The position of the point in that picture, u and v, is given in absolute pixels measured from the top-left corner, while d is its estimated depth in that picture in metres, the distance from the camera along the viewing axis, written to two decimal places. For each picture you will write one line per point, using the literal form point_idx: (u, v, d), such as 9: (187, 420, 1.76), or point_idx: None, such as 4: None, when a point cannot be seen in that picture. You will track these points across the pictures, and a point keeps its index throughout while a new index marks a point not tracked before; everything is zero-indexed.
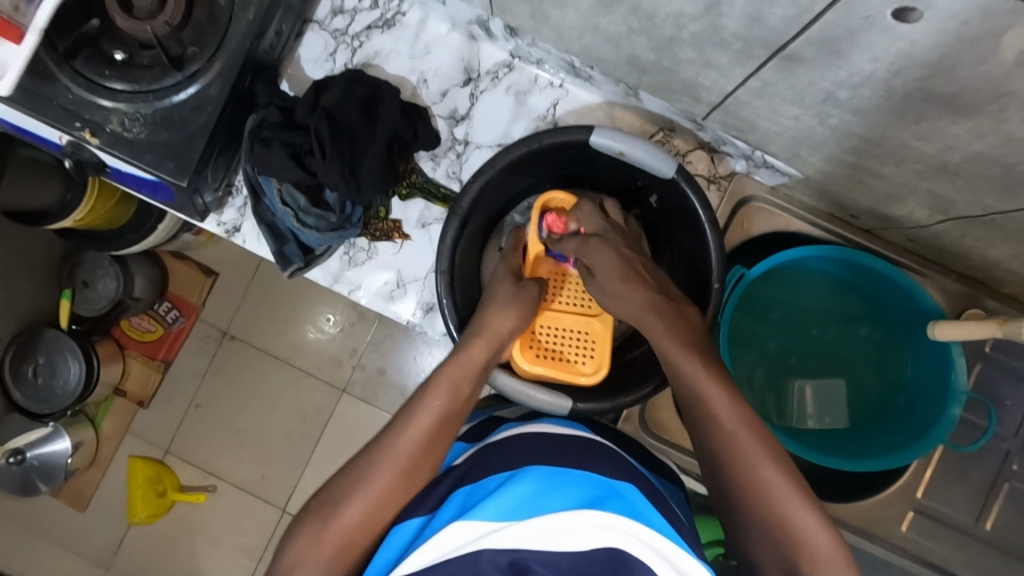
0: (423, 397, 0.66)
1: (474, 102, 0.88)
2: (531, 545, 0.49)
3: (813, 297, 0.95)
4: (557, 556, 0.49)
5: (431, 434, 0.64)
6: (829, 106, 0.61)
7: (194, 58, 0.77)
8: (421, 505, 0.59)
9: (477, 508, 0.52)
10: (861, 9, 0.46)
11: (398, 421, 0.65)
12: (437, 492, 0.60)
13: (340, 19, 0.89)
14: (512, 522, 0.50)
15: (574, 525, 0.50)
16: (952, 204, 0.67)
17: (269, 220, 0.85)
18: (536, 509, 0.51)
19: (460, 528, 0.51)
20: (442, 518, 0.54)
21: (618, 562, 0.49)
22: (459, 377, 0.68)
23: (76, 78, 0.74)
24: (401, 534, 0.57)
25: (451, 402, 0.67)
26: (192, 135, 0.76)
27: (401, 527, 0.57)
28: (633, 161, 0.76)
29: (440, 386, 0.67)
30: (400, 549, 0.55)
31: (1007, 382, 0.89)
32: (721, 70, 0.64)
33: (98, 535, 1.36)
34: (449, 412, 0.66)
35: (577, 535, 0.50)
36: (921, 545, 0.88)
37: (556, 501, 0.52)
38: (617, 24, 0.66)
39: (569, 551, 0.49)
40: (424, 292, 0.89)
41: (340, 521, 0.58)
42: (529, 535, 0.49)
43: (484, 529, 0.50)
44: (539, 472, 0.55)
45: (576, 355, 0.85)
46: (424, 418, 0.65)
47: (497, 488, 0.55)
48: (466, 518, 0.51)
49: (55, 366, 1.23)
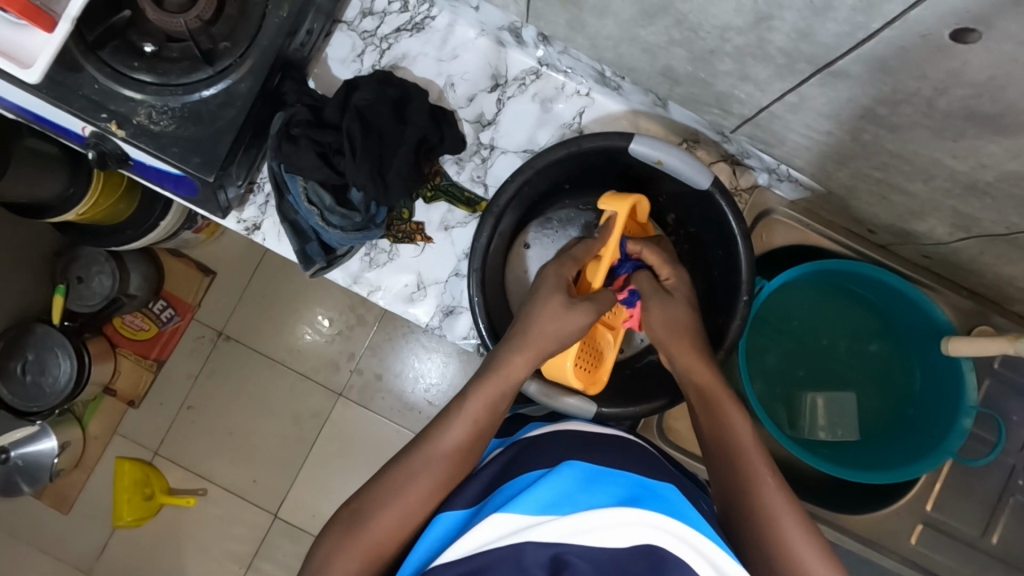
0: (457, 411, 0.66)
1: (500, 107, 0.89)
2: (571, 539, 0.49)
3: (827, 311, 0.96)
4: (598, 550, 0.49)
5: (466, 450, 0.64)
6: (865, 122, 0.62)
7: (225, 53, 0.76)
8: (462, 498, 0.59)
9: (515, 500, 0.52)
10: (918, 27, 0.47)
11: (435, 431, 0.65)
12: (475, 486, 0.60)
13: (369, 21, 0.89)
14: (550, 517, 0.50)
15: (612, 522, 0.50)
16: (977, 221, 0.68)
17: (292, 218, 0.84)
18: (572, 505, 0.51)
19: (499, 522, 0.50)
20: (481, 512, 0.55)
21: (654, 558, 0.49)
22: (497, 390, 0.67)
23: (104, 68, 0.73)
24: (441, 525, 0.57)
25: (484, 410, 0.66)
26: (222, 130, 0.75)
27: (442, 516, 0.57)
28: (670, 169, 0.76)
29: (476, 402, 0.66)
30: (440, 540, 0.55)
31: (1014, 398, 0.91)
32: (759, 84, 0.66)
33: (82, 540, 1.33)
34: (483, 426, 0.66)
35: (618, 532, 0.50)
36: (930, 557, 0.89)
37: (592, 496, 0.52)
38: (658, 35, 0.67)
39: (611, 547, 0.49)
40: (445, 296, 0.89)
41: (378, 523, 0.58)
42: (568, 529, 0.49)
43: (523, 523, 0.50)
44: (576, 466, 0.55)
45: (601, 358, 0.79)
46: (462, 430, 0.65)
47: (533, 481, 0.55)
48: (503, 510, 0.51)
49: (46, 363, 1.20)
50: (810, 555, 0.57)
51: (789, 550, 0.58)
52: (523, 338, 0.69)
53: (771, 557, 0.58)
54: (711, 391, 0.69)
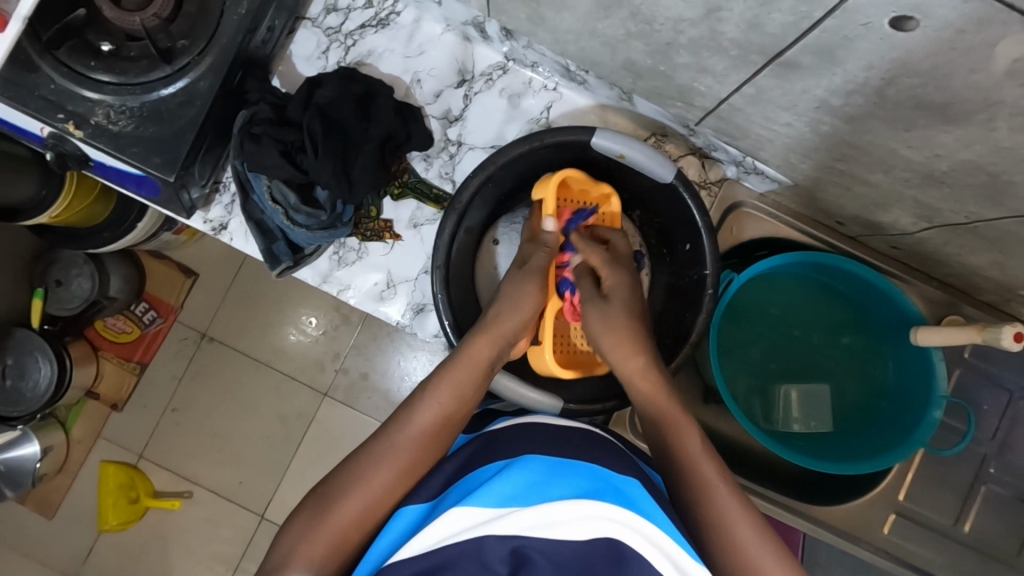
0: (423, 399, 0.66)
1: (467, 103, 0.88)
2: (532, 533, 0.49)
3: (800, 304, 0.96)
4: (558, 545, 0.48)
5: (432, 438, 0.64)
6: (821, 113, 0.62)
7: (184, 51, 0.75)
8: (424, 490, 0.59)
9: (475, 494, 0.52)
10: (859, 16, 0.47)
11: (399, 421, 0.65)
12: (437, 478, 0.59)
13: (333, 17, 0.88)
14: (510, 510, 0.50)
15: (571, 516, 0.50)
16: (938, 211, 0.68)
17: (258, 218, 0.84)
18: (534, 500, 0.51)
19: (458, 517, 0.50)
20: (443, 505, 0.54)
21: (614, 552, 0.49)
22: (462, 376, 0.68)
23: (60, 68, 0.72)
24: (403, 518, 0.56)
25: (450, 403, 0.66)
26: (181, 129, 0.74)
27: (405, 509, 0.57)
28: (634, 164, 0.76)
29: (440, 391, 0.66)
30: (401, 534, 0.55)
31: (985, 387, 0.91)
32: (717, 76, 0.65)
33: (65, 545, 1.32)
34: (449, 417, 0.66)
35: (577, 526, 0.49)
36: (903, 547, 0.89)
37: (554, 489, 0.52)
38: (615, 28, 0.67)
39: (570, 540, 0.49)
40: (415, 293, 0.89)
41: (340, 517, 0.57)
42: (529, 523, 0.49)
43: (484, 517, 0.50)
44: (537, 460, 0.55)
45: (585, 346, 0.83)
46: (426, 416, 0.65)
47: (494, 475, 0.54)
48: (464, 505, 0.51)
49: (25, 368, 1.18)
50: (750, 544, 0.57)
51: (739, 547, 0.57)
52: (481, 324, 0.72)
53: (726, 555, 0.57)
54: (666, 415, 0.66)
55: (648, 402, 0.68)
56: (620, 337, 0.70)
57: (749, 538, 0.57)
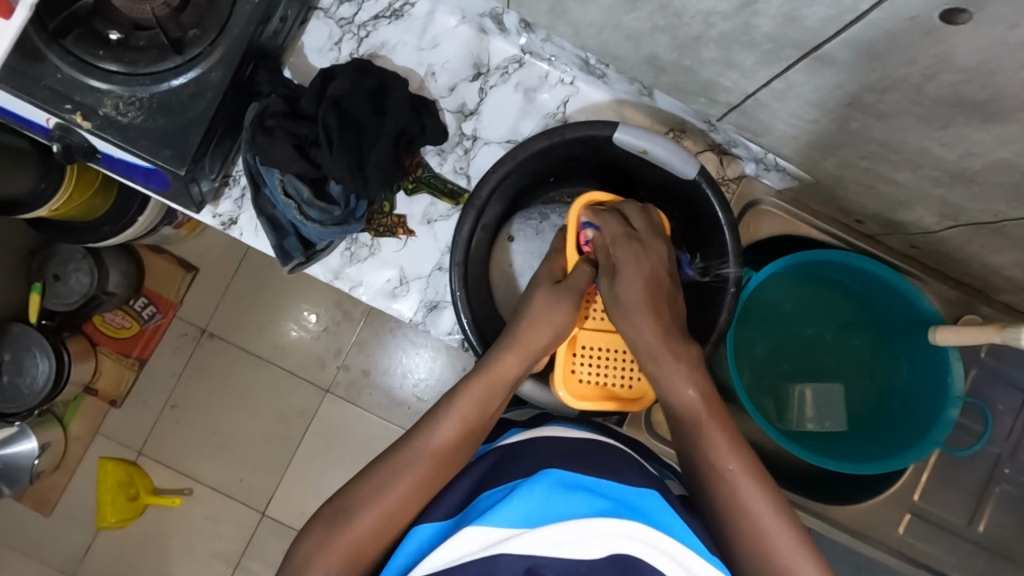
0: (446, 410, 0.64)
1: (483, 97, 0.86)
2: (546, 552, 0.47)
3: (813, 301, 0.95)
4: (574, 564, 0.47)
5: (452, 450, 0.62)
6: (851, 110, 0.61)
7: (195, 41, 0.73)
8: (439, 508, 0.57)
9: (489, 513, 0.50)
10: (906, 9, 0.46)
11: (421, 430, 0.63)
12: (455, 497, 0.57)
13: (346, 8, 0.86)
14: (526, 530, 0.48)
15: (588, 534, 0.48)
16: (963, 211, 0.68)
17: (269, 212, 0.82)
18: (549, 516, 0.49)
19: (471, 537, 0.48)
20: (462, 521, 0.53)
21: (631, 568, 0.48)
22: (488, 391, 0.66)
23: (66, 57, 0.70)
24: (418, 536, 0.54)
25: (475, 417, 0.65)
26: (192, 121, 0.72)
27: (421, 526, 0.55)
28: (656, 160, 0.75)
29: (463, 401, 0.65)
30: (415, 550, 0.53)
31: (1001, 388, 0.91)
32: (745, 71, 0.64)
33: (64, 543, 1.30)
34: (472, 426, 0.64)
35: (595, 544, 0.48)
36: (917, 548, 0.89)
37: (567, 504, 0.50)
38: (641, 21, 0.66)
39: (587, 559, 0.47)
40: (429, 291, 0.87)
41: (356, 531, 0.56)
42: (545, 542, 0.47)
43: (498, 536, 0.48)
44: (550, 474, 0.53)
45: (617, 379, 0.75)
46: (448, 431, 0.63)
47: (508, 491, 0.53)
48: (477, 524, 0.49)
49: (23, 364, 1.16)
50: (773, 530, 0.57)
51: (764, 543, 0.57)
52: (513, 338, 0.68)
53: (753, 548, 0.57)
54: (690, 406, 0.63)
55: (675, 388, 0.64)
56: (637, 293, 0.67)
57: (773, 527, 0.57)
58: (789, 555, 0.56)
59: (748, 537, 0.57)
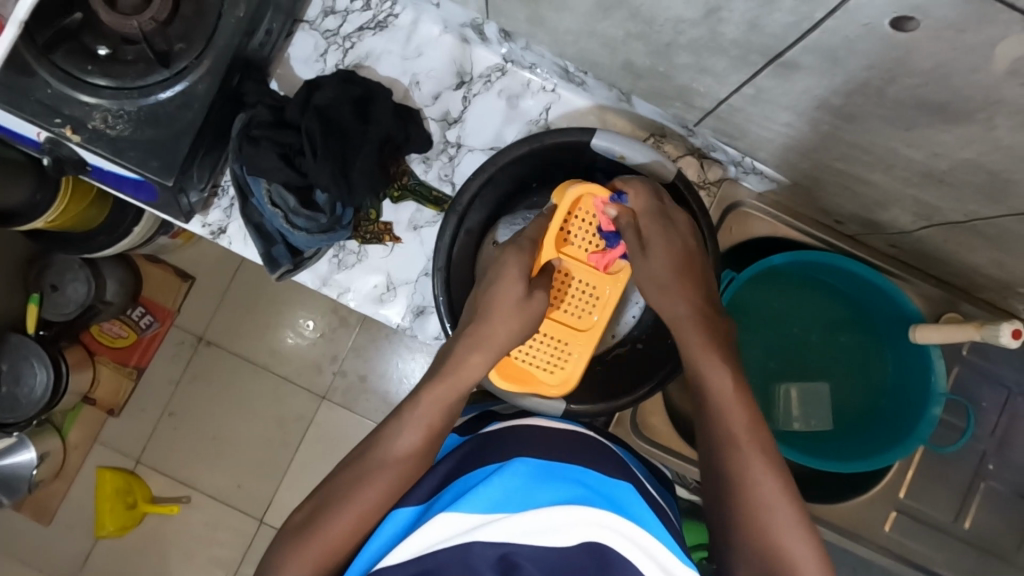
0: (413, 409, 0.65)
1: (467, 104, 0.88)
2: (518, 539, 0.48)
3: (800, 302, 0.96)
4: (546, 551, 0.48)
5: (419, 445, 0.63)
6: (820, 113, 0.62)
7: (181, 55, 0.75)
8: (414, 495, 0.58)
9: (464, 500, 0.51)
10: (860, 16, 0.47)
11: (390, 428, 0.64)
12: (430, 483, 0.59)
13: (331, 20, 0.88)
14: (501, 516, 0.49)
15: (559, 522, 0.49)
16: (937, 210, 0.69)
17: (257, 221, 0.84)
18: (523, 504, 0.50)
19: (446, 522, 0.49)
20: (438, 506, 0.54)
21: (602, 556, 0.48)
22: (451, 387, 0.66)
23: (56, 72, 0.72)
24: (393, 522, 0.55)
25: (440, 412, 0.65)
26: (179, 133, 0.74)
27: (397, 511, 0.57)
28: (632, 164, 0.78)
29: (428, 399, 0.65)
30: (390, 538, 0.54)
31: (985, 385, 0.92)
32: (717, 76, 0.66)
33: (63, 552, 1.31)
34: (437, 429, 0.65)
35: (566, 532, 0.49)
36: (904, 545, 0.90)
37: (540, 494, 0.51)
38: (615, 29, 0.67)
39: (559, 547, 0.48)
40: (416, 296, 0.88)
41: (335, 531, 0.57)
42: (519, 530, 0.48)
43: (472, 522, 0.49)
44: (526, 462, 0.54)
45: (543, 364, 0.80)
46: (414, 427, 0.63)
47: (484, 479, 0.53)
48: (452, 510, 0.50)
49: (20, 373, 1.17)
50: (785, 516, 0.57)
51: (774, 524, 0.56)
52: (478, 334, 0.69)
53: (766, 532, 0.56)
54: (715, 389, 0.63)
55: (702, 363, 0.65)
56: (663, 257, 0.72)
57: (783, 510, 0.57)
58: (799, 544, 0.55)
59: (758, 518, 0.57)
